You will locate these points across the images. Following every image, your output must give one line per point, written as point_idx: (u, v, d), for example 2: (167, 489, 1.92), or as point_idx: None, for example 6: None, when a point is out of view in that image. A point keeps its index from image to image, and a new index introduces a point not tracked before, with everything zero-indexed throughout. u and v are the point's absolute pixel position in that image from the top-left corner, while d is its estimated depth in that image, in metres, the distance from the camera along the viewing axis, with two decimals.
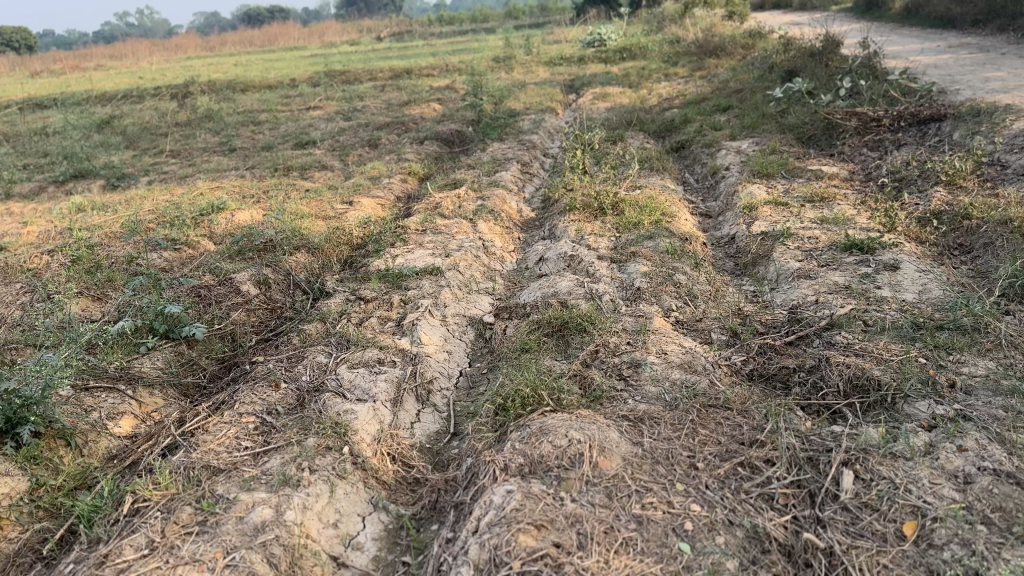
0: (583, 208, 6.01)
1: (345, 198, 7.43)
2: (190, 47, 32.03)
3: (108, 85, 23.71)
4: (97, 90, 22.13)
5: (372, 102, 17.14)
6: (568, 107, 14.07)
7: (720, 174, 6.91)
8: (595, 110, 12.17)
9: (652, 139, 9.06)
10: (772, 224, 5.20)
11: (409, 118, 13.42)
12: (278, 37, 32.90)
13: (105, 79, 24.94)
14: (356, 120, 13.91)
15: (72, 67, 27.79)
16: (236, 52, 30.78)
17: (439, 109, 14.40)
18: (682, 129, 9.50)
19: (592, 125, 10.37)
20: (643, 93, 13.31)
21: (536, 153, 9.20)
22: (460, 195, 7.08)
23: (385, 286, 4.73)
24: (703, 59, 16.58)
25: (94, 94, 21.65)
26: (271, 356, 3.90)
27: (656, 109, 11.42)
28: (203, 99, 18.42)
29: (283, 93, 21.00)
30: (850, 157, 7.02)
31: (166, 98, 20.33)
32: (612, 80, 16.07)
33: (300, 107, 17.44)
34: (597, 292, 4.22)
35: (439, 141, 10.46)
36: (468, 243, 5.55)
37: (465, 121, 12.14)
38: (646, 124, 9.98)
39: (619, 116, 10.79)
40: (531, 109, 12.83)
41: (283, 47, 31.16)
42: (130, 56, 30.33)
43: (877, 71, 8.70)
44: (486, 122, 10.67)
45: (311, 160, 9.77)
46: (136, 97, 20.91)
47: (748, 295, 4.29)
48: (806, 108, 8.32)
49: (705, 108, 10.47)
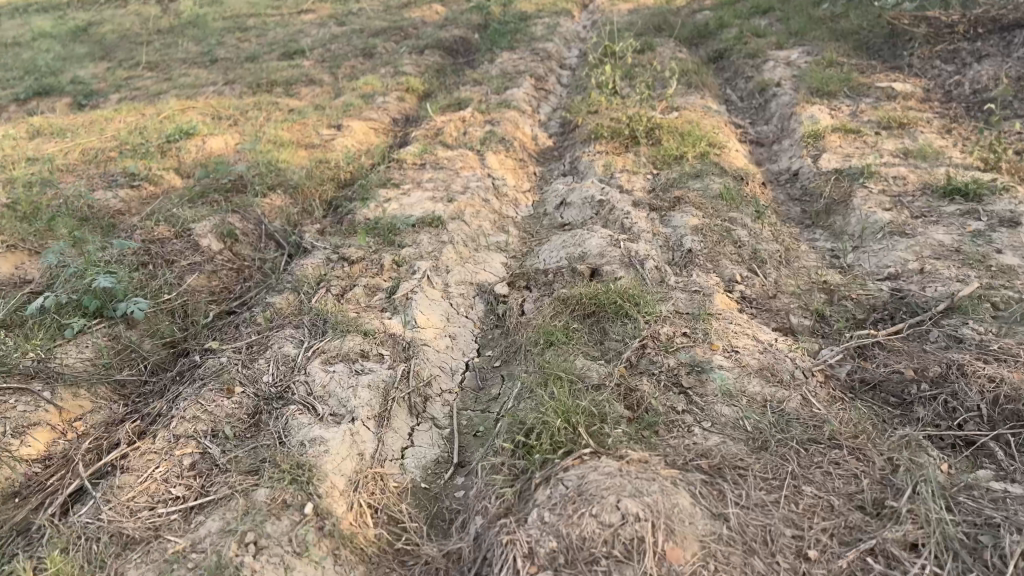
0: (613, 137, 5.13)
1: (333, 120, 6.51)
2: None
3: None
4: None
5: (370, 4, 15.88)
6: (585, 9, 12.85)
7: (769, 94, 5.94)
8: (615, 12, 11.00)
9: (683, 48, 8.01)
10: (844, 160, 4.29)
11: (410, 23, 12.28)
12: None
13: None
14: (353, 26, 12.77)
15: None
16: None
17: (443, 12, 13.17)
18: (717, 36, 8.42)
19: (613, 30, 9.26)
20: None
21: (552, 65, 8.17)
22: (465, 120, 6.15)
23: (376, 242, 3.90)
24: None
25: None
26: (228, 345, 3.05)
27: (684, 13, 10.26)
28: (188, 5, 17.18)
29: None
30: (922, 71, 6.01)
31: (151, 1, 19.01)
32: None
33: (294, 10, 16.16)
34: (637, 258, 3.38)
35: (442, 49, 9.40)
36: (476, 182, 4.68)
37: (471, 27, 11.01)
38: (674, 30, 8.87)
39: (643, 20, 9.67)
40: (544, 12, 11.63)
41: None
42: None
43: None
44: (495, 30, 9.58)
45: (299, 73, 8.77)
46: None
47: (825, 259, 3.44)
48: (863, 14, 7.24)
49: (741, 12, 9.32)
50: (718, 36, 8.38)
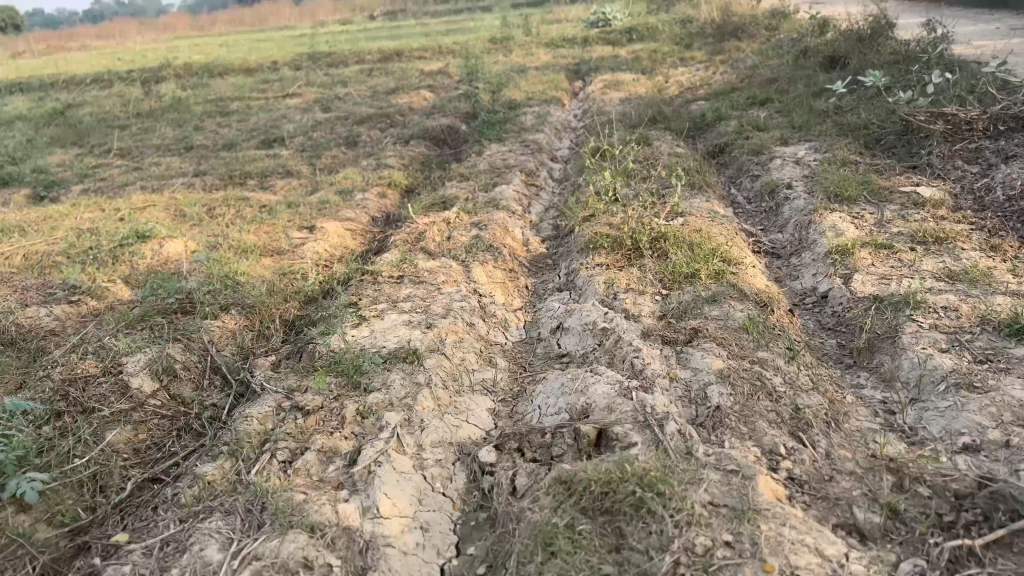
0: (614, 247, 4.60)
1: (305, 220, 5.97)
2: (182, 26, 30.27)
3: (79, 68, 22.20)
4: (65, 75, 20.55)
5: (358, 88, 15.67)
6: (575, 95, 12.62)
7: (780, 197, 5.46)
8: (607, 100, 10.70)
9: (680, 142, 7.60)
10: (881, 285, 3.76)
11: (396, 109, 11.97)
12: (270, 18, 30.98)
13: (76, 62, 23.41)
14: (338, 112, 12.45)
15: (52, 48, 26.26)
16: (224, 32, 29.24)
17: (431, 99, 12.89)
18: (716, 129, 8.04)
19: (606, 120, 8.90)
20: (661, 83, 11.82)
21: (543, 158, 7.73)
22: (450, 222, 5.63)
23: (338, 383, 3.24)
24: (723, 43, 15.06)
25: (61, 81, 20.05)
26: (139, 543, 2.47)
27: (678, 102, 9.95)
28: (172, 87, 16.95)
29: (263, 80, 19.45)
30: (945, 171, 5.56)
31: (136, 83, 18.81)
32: (622, 65, 14.56)
33: (280, 95, 15.92)
34: (655, 415, 2.77)
35: (428, 139, 9.00)
36: (461, 300, 4.09)
37: (459, 115, 10.66)
38: (671, 121, 8.49)
39: (637, 110, 9.32)
40: (534, 99, 11.34)
41: (275, 27, 29.60)
42: (118, 36, 28.85)
43: (957, 60, 7.17)
44: (484, 122, 9.21)
45: (276, 164, 8.30)
46: (104, 80, 19.39)
47: (878, 417, 2.88)
48: (872, 108, 6.87)
49: (739, 103, 8.99)
50: (717, 129, 8.00)
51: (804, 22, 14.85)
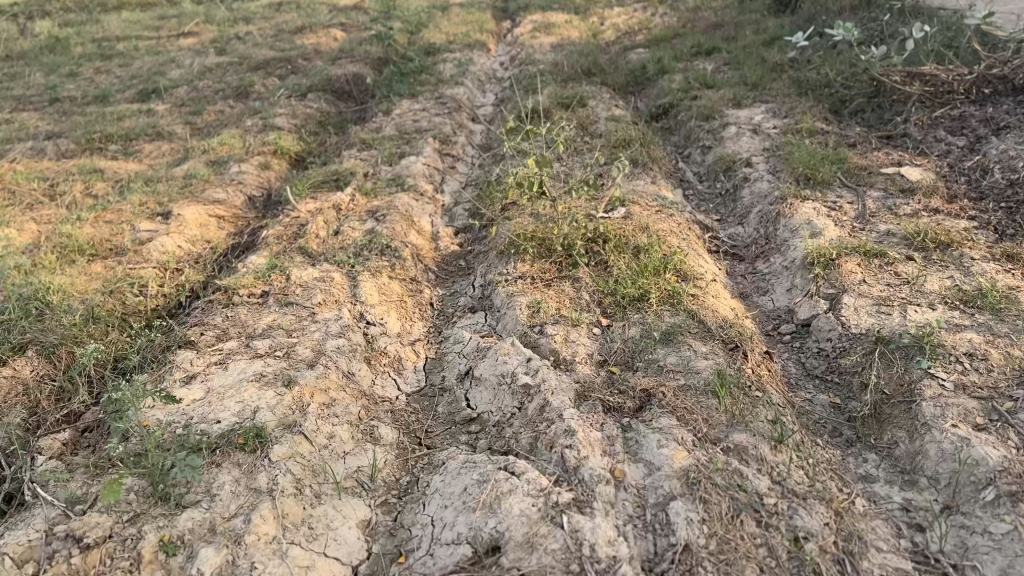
0: (541, 253, 3.68)
1: (162, 202, 4.86)
2: None
3: None
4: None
5: (263, 25, 14.17)
6: (502, 38, 11.51)
7: (739, 178, 4.59)
8: (536, 46, 9.63)
9: (618, 101, 6.66)
10: (880, 316, 2.94)
11: (301, 52, 10.66)
12: None
13: None
14: (235, 54, 11.06)
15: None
16: None
17: (340, 41, 11.57)
18: (657, 84, 7.12)
19: (535, 72, 7.87)
20: (595, 25, 10.79)
21: (462, 118, 6.69)
22: (342, 208, 4.59)
23: (139, 487, 2.27)
24: None
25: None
26: None
27: (614, 50, 8.97)
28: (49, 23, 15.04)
29: (160, 15, 17.59)
30: (925, 143, 4.79)
31: (11, 18, 16.78)
32: (552, 3, 13.42)
33: (173, 33, 14.29)
34: (598, 566, 1.93)
35: (330, 92, 7.83)
36: (341, 334, 3.11)
37: (370, 61, 9.45)
38: (607, 74, 7.53)
39: (570, 58, 8.31)
40: (455, 44, 10.19)
41: None
42: None
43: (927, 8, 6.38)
44: (396, 73, 8.09)
45: (147, 123, 7.05)
46: None
47: (903, 540, 2.09)
48: (835, 64, 6.05)
49: (682, 52, 8.05)
50: (659, 84, 7.07)
51: None
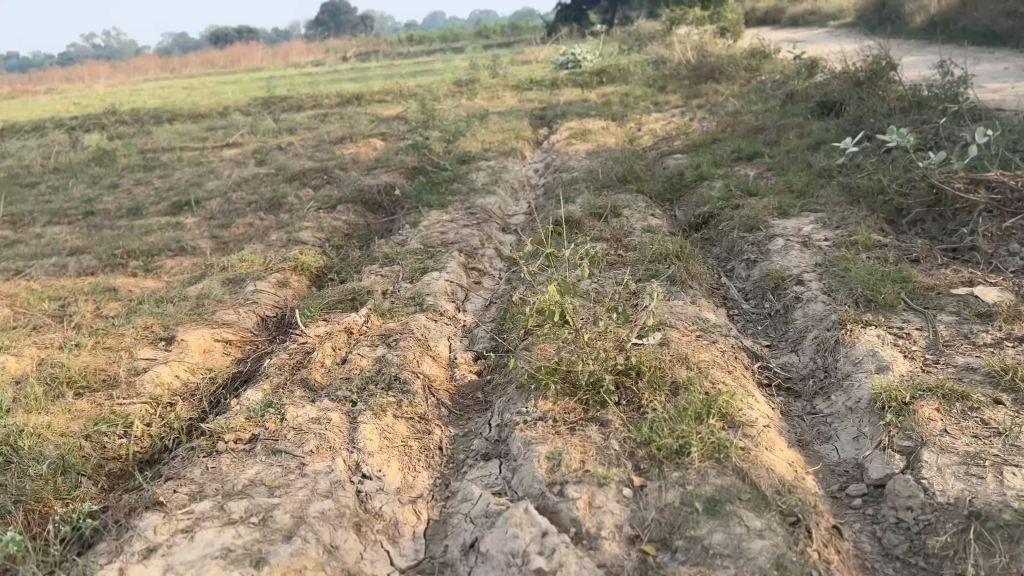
0: (565, 388, 3.24)
1: (169, 324, 4.58)
2: (151, 69, 28.70)
3: (15, 113, 20.77)
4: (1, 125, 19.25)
5: (304, 136, 14.41)
6: (539, 146, 11.44)
7: (789, 296, 4.15)
8: (572, 153, 9.48)
9: (656, 210, 6.33)
10: (970, 481, 2.43)
11: (337, 163, 10.68)
12: (241, 58, 29.15)
13: (15, 107, 22.01)
14: (273, 165, 11.13)
15: (10, 90, 25.05)
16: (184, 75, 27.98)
17: (378, 150, 11.62)
18: (697, 191, 6.80)
19: (569, 181, 7.63)
20: (633, 131, 10.66)
21: (492, 229, 6.42)
22: (355, 331, 4.23)
23: None
24: (698, 86, 14.03)
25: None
26: None
27: (653, 157, 8.74)
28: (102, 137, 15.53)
29: (210, 127, 18.17)
30: (998, 259, 4.33)
31: (68, 131, 17.41)
32: (590, 111, 13.46)
33: (219, 145, 14.62)
34: None
35: (360, 202, 7.68)
36: (330, 495, 2.70)
37: (404, 169, 9.35)
38: (645, 182, 7.24)
39: (606, 165, 8.09)
40: (490, 152, 10.10)
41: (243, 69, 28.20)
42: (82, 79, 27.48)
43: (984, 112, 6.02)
44: (429, 184, 7.94)
45: (172, 237, 6.92)
46: (36, 128, 17.99)
47: None
48: (888, 172, 5.67)
49: (723, 157, 7.77)
50: (699, 192, 6.74)
51: (786, 64, 13.88)
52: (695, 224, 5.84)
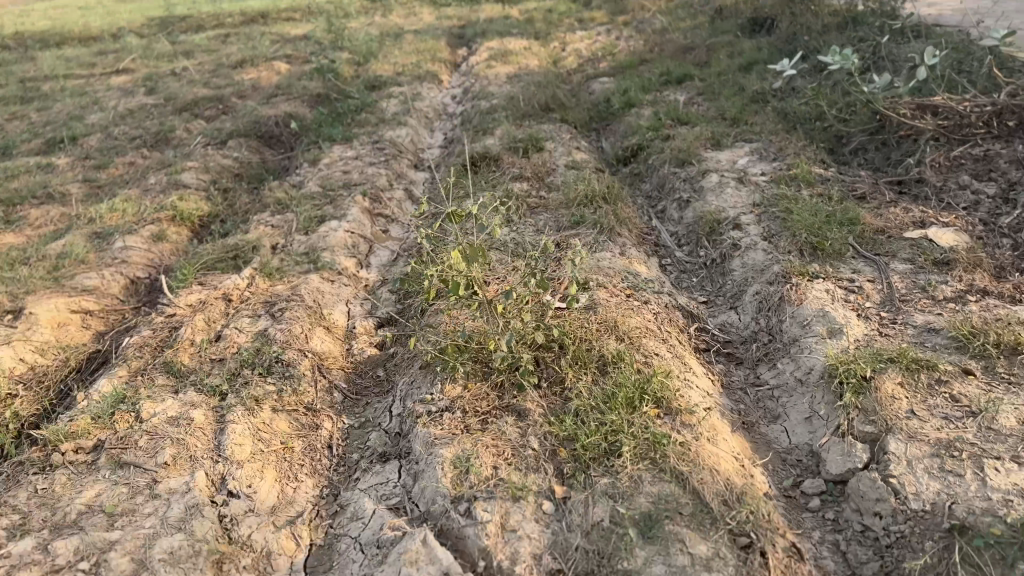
0: (476, 370, 2.75)
1: (16, 292, 3.93)
2: None
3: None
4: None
5: (203, 59, 13.28)
6: (457, 68, 10.72)
7: (726, 243, 3.73)
8: (491, 76, 8.82)
9: (580, 142, 5.82)
10: (947, 481, 2.10)
11: (236, 90, 9.79)
12: None
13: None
14: (165, 93, 10.15)
15: None
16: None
17: (282, 74, 10.71)
18: (624, 120, 6.30)
19: (487, 110, 7.03)
20: (556, 52, 10.01)
21: (401, 166, 5.81)
22: (235, 299, 3.66)
23: None
24: (624, 1, 13.35)
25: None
26: None
27: (576, 81, 8.17)
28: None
29: (101, 51, 16.71)
30: (947, 192, 3.99)
31: None
32: (512, 29, 12.69)
33: (108, 71, 13.38)
34: None
35: (256, 136, 6.94)
36: (183, 527, 2.24)
37: (307, 96, 8.56)
38: (568, 110, 6.70)
39: (527, 91, 7.50)
40: (403, 76, 9.35)
41: None
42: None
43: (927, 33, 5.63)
44: (333, 115, 7.23)
45: (38, 181, 6.11)
46: None
47: None
48: (827, 97, 5.26)
49: (651, 81, 7.26)
50: (625, 120, 6.25)
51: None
52: (624, 157, 5.39)
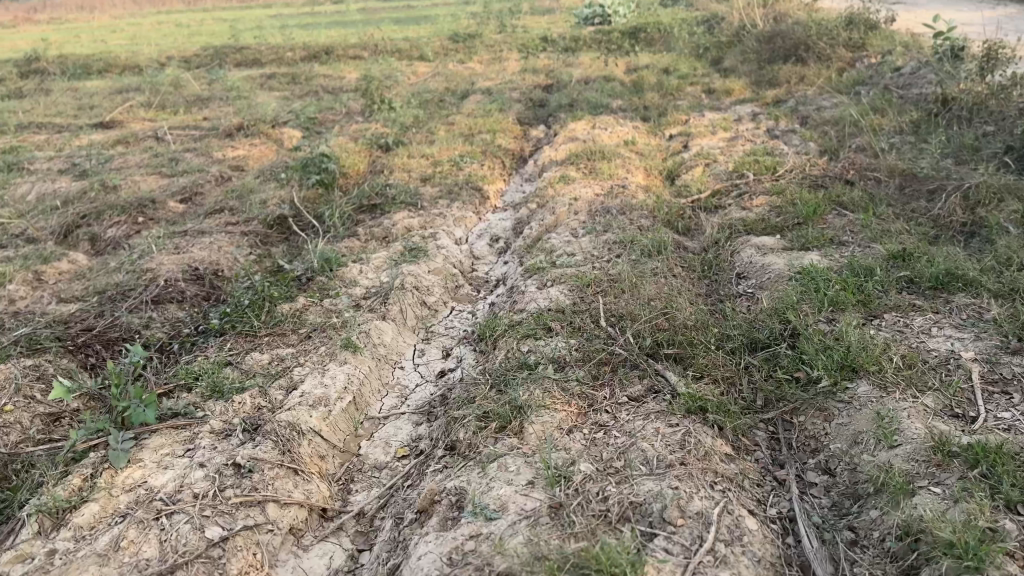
0: None
1: None
2: None
3: None
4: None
5: (212, 115, 10.38)
6: (522, 163, 7.36)
7: None
8: (562, 206, 5.31)
9: (743, 547, 2.14)
10: None
11: (188, 187, 6.63)
12: None
13: None
14: (101, 178, 7.11)
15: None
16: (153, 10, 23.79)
17: (271, 161, 7.49)
18: (843, 435, 2.66)
19: (530, 327, 3.44)
20: (673, 162, 6.44)
21: (264, 557, 2.33)
22: None
23: None
24: (773, 71, 9.69)
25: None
26: None
27: (705, 249, 4.57)
28: None
29: (123, 88, 14.10)
30: None
31: None
32: (613, 101, 9.19)
33: (90, 125, 10.53)
34: None
35: (75, 346, 3.58)
36: None
37: (254, 229, 5.24)
38: (702, 364, 3.02)
39: (615, 278, 3.89)
40: (426, 191, 5.96)
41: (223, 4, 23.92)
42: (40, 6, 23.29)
43: None
44: (240, 301, 3.83)
45: None
46: None
47: None
48: None
49: (873, 283, 3.56)
50: (851, 458, 2.56)
51: (908, 38, 9.48)
52: None
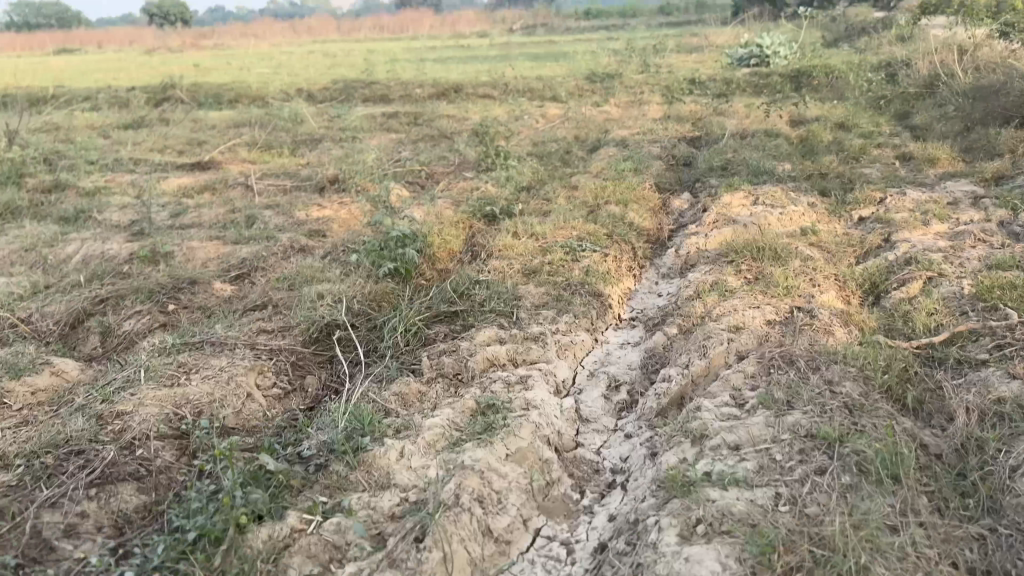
0: None
1: None
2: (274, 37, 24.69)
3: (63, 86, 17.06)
4: (13, 101, 15.40)
5: (314, 159, 9.33)
6: (660, 250, 5.77)
7: None
8: (716, 341, 3.67)
9: None
10: None
11: (247, 261, 5.42)
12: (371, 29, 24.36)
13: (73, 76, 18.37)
14: (157, 240, 6.03)
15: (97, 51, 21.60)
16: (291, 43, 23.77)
17: (353, 230, 6.20)
18: None
19: None
20: (872, 268, 4.67)
21: None
22: None
23: None
24: (989, 136, 7.62)
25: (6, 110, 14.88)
26: None
27: (957, 457, 2.85)
28: (71, 145, 11.12)
29: (241, 122, 13.43)
30: None
31: (71, 128, 13.25)
32: (778, 165, 7.41)
33: (188, 165, 9.70)
34: None
35: None
36: None
37: (283, 344, 3.89)
38: None
39: (823, 537, 2.32)
40: (529, 294, 4.47)
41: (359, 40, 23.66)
42: (186, 36, 23.68)
43: None
44: (192, 517, 2.42)
45: None
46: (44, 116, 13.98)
47: None
48: None
49: None
50: None
51: None
52: None
